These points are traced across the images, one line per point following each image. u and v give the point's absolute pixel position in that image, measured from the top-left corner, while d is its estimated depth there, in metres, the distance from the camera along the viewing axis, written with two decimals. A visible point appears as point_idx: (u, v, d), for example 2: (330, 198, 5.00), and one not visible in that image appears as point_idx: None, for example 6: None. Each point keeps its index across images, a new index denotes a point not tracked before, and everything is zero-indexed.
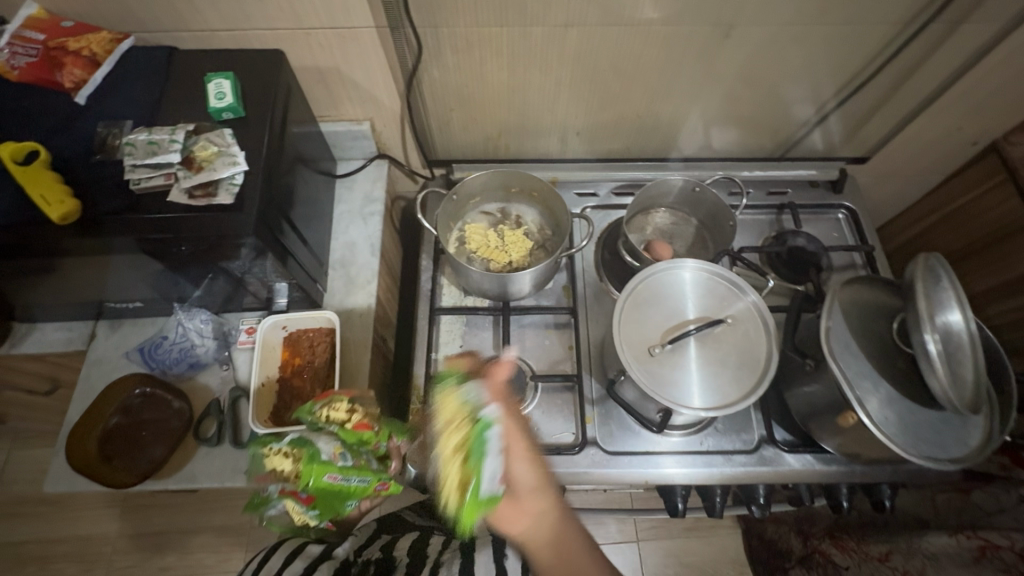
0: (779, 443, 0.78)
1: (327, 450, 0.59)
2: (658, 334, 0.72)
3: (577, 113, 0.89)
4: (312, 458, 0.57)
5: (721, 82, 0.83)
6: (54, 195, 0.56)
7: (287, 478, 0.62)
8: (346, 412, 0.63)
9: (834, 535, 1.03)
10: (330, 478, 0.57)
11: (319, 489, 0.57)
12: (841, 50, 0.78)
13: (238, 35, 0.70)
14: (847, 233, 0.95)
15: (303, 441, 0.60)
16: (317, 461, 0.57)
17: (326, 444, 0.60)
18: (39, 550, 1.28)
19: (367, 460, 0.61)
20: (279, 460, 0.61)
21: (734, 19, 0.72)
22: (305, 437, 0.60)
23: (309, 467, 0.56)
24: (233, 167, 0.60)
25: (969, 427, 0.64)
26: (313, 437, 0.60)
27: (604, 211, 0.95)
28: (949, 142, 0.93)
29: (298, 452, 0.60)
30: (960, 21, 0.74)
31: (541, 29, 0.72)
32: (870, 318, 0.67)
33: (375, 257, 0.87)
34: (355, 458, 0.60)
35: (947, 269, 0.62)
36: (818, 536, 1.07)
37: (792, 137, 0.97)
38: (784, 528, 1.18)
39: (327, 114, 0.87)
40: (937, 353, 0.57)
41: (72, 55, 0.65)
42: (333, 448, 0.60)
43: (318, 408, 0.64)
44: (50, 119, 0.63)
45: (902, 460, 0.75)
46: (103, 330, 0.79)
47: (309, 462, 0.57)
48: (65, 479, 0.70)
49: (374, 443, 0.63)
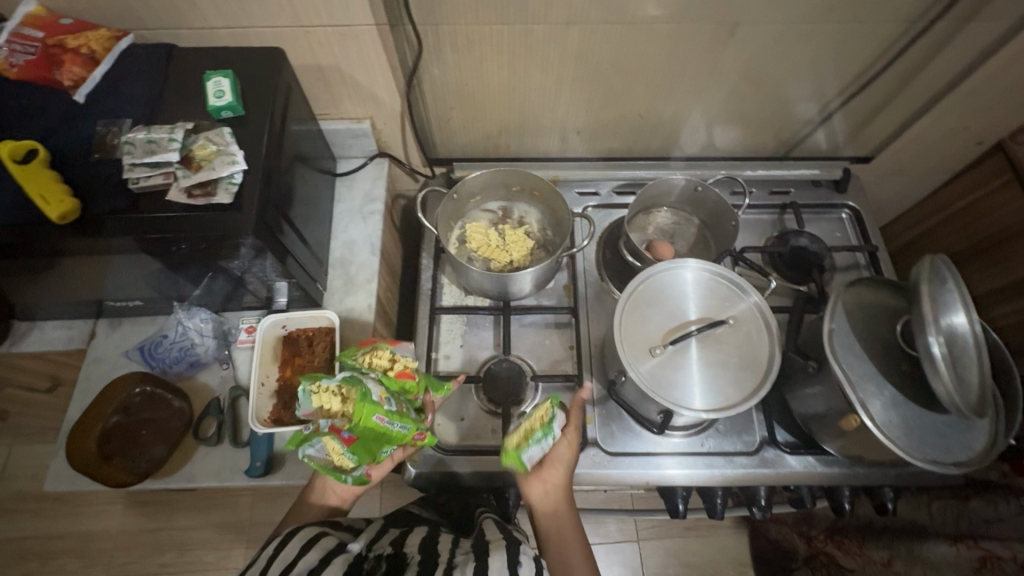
0: (781, 444, 0.77)
1: (376, 392, 0.59)
2: (660, 335, 0.71)
3: (579, 112, 0.88)
4: (363, 397, 0.58)
5: (725, 80, 0.83)
6: (53, 194, 0.56)
7: (334, 415, 0.61)
8: (389, 361, 0.67)
9: (834, 537, 1.09)
10: (378, 419, 0.58)
11: (365, 429, 0.57)
12: (846, 48, 0.78)
13: (238, 32, 0.70)
14: (851, 234, 0.94)
15: (354, 379, 0.60)
16: (368, 402, 0.57)
17: (375, 385, 0.60)
18: (41, 545, 1.28)
19: (408, 407, 0.63)
20: (328, 398, 0.60)
21: (738, 18, 0.71)
22: (355, 375, 0.61)
23: (363, 406, 0.56)
24: (233, 165, 0.60)
25: (974, 430, 0.63)
26: (363, 377, 0.60)
27: (605, 211, 0.94)
28: (955, 141, 0.92)
29: (348, 391, 0.60)
30: (967, 19, 0.73)
31: (543, 26, 0.71)
32: (873, 320, 0.66)
33: (375, 256, 0.87)
34: (397, 404, 0.62)
35: (952, 270, 0.61)
36: (820, 539, 1.12)
37: (796, 136, 0.96)
38: (786, 528, 1.19)
39: (327, 112, 0.86)
40: (941, 357, 0.57)
41: (71, 52, 0.64)
42: (380, 391, 0.60)
43: (363, 355, 0.67)
44: (48, 118, 0.63)
45: (904, 462, 0.74)
46: (102, 329, 0.79)
47: (361, 402, 0.57)
48: (67, 478, 0.70)
49: (412, 394, 0.67)
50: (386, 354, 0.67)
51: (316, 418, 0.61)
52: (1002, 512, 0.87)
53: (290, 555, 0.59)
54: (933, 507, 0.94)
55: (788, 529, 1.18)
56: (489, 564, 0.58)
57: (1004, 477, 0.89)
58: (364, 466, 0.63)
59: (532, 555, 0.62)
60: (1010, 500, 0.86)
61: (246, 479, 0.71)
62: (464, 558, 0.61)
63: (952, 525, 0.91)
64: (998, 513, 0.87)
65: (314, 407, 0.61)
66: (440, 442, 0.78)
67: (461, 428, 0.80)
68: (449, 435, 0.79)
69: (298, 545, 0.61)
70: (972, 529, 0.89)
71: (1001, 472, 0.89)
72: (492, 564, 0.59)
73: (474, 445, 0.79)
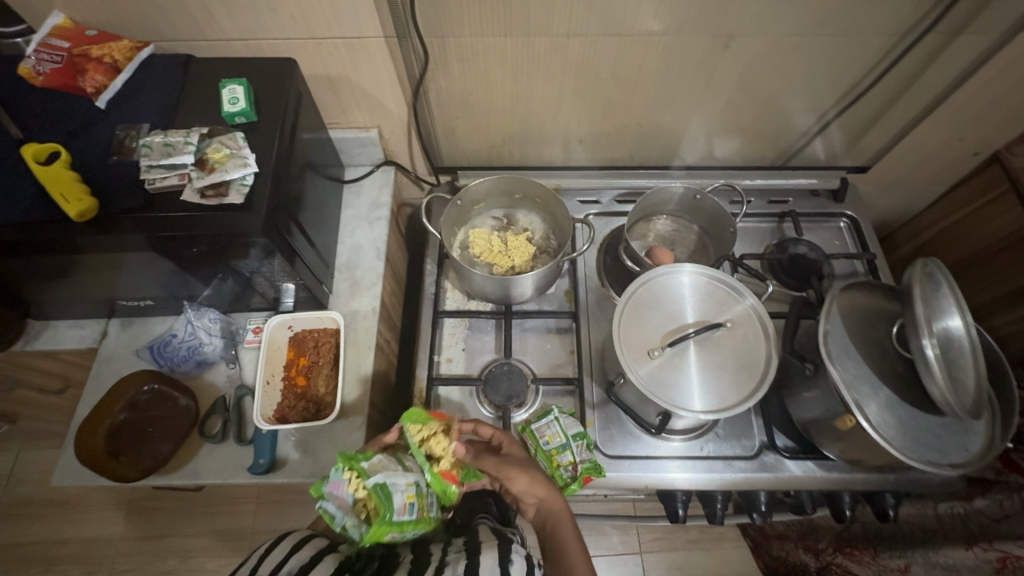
0: (780, 449, 0.77)
1: (399, 504, 0.58)
2: (658, 337, 0.72)
3: (580, 122, 0.91)
4: (384, 517, 0.56)
5: (721, 92, 0.85)
6: (73, 193, 0.58)
7: (356, 503, 0.59)
8: (443, 454, 0.65)
9: (843, 550, 1.03)
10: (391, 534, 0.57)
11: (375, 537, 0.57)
12: (837, 61, 0.80)
13: (253, 44, 0.74)
14: (849, 242, 0.96)
15: (384, 490, 0.58)
16: (387, 522, 0.56)
17: (401, 496, 0.59)
18: (46, 551, 1.29)
19: (427, 505, 0.62)
20: (360, 490, 0.59)
21: (732, 30, 0.74)
22: (386, 487, 0.59)
23: (379, 526, 0.55)
24: (244, 168, 0.63)
25: (971, 433, 0.63)
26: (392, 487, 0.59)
27: (606, 219, 0.96)
28: (950, 151, 0.94)
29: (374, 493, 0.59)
30: (956, 32, 0.75)
31: (544, 38, 0.74)
32: (868, 323, 0.67)
33: (381, 260, 0.89)
34: (417, 509, 0.60)
35: (945, 275, 0.62)
36: (828, 551, 1.07)
37: (793, 147, 0.98)
38: (790, 543, 1.17)
39: (336, 121, 0.89)
40: (935, 358, 0.57)
41: (94, 61, 0.68)
42: (404, 497, 0.59)
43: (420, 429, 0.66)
44: (72, 123, 0.66)
45: (905, 469, 0.74)
46: (114, 327, 0.81)
47: (380, 521, 0.56)
48: (72, 473, 0.71)
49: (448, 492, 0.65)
50: (443, 442, 0.65)
51: (339, 497, 0.59)
52: (1010, 508, 0.79)
53: (279, 554, 0.59)
54: (939, 510, 0.87)
55: (792, 544, 1.16)
56: (480, 562, 0.58)
57: (998, 475, 0.82)
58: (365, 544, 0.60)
59: (524, 554, 0.61)
60: (1012, 494, 0.79)
61: (249, 476, 0.72)
62: (456, 555, 0.61)
63: (962, 527, 0.84)
64: (1005, 509, 0.79)
65: (344, 493, 0.59)
66: None
67: None
68: None
69: (288, 545, 0.61)
70: (981, 529, 0.81)
71: (994, 468, 0.82)
72: (482, 561, 0.58)
73: None
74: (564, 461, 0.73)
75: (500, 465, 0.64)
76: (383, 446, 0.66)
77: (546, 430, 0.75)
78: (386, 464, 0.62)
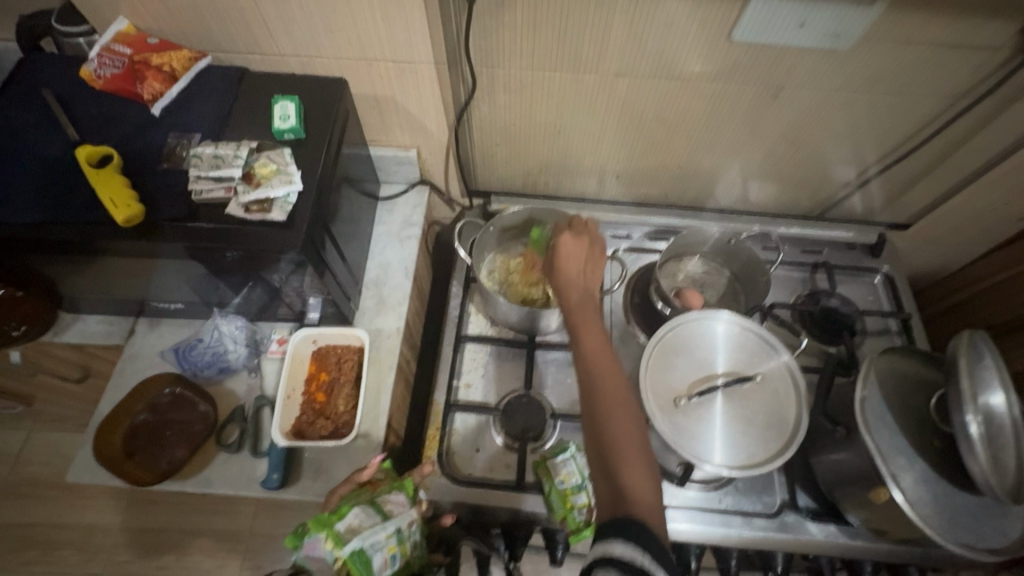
0: (802, 510, 0.75)
1: (379, 563, 0.62)
2: (684, 385, 0.71)
3: (618, 158, 0.90)
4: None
5: (764, 140, 0.84)
6: (122, 199, 0.59)
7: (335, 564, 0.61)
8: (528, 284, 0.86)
9: None
10: None
11: None
12: (885, 119, 0.79)
13: (306, 61, 0.75)
14: (883, 298, 0.94)
15: (362, 558, 0.60)
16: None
17: (382, 552, 0.62)
18: (46, 535, 1.29)
19: (410, 539, 0.66)
20: (336, 556, 0.60)
21: (782, 81, 0.73)
22: (364, 553, 0.60)
23: None
24: (289, 186, 0.63)
25: (1010, 517, 0.61)
26: (370, 554, 0.61)
27: (636, 254, 0.94)
28: (992, 217, 0.92)
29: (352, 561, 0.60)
30: (1011, 101, 0.73)
31: (593, 75, 0.74)
32: (907, 391, 0.65)
33: (408, 279, 0.89)
34: (398, 556, 0.64)
35: (990, 348, 0.60)
36: None
37: (832, 198, 0.97)
38: None
39: (377, 138, 0.90)
40: (977, 436, 0.55)
41: (154, 69, 0.70)
42: (383, 555, 0.62)
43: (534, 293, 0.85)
44: (126, 127, 0.67)
45: (933, 545, 0.71)
46: (142, 327, 0.82)
47: None
48: (88, 471, 0.71)
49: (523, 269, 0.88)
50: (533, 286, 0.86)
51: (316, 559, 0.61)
52: None
53: None
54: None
55: None
56: None
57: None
58: None
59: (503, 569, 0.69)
60: None
61: (260, 490, 0.72)
62: None
63: None
64: None
65: (322, 554, 0.60)
66: (454, 470, 0.78)
67: (476, 459, 0.80)
68: (463, 466, 0.79)
69: None
70: None
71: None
72: None
73: (486, 478, 0.78)
74: (578, 502, 0.71)
75: (575, 245, 0.68)
76: (361, 483, 0.69)
77: (561, 469, 0.72)
78: (364, 519, 0.63)
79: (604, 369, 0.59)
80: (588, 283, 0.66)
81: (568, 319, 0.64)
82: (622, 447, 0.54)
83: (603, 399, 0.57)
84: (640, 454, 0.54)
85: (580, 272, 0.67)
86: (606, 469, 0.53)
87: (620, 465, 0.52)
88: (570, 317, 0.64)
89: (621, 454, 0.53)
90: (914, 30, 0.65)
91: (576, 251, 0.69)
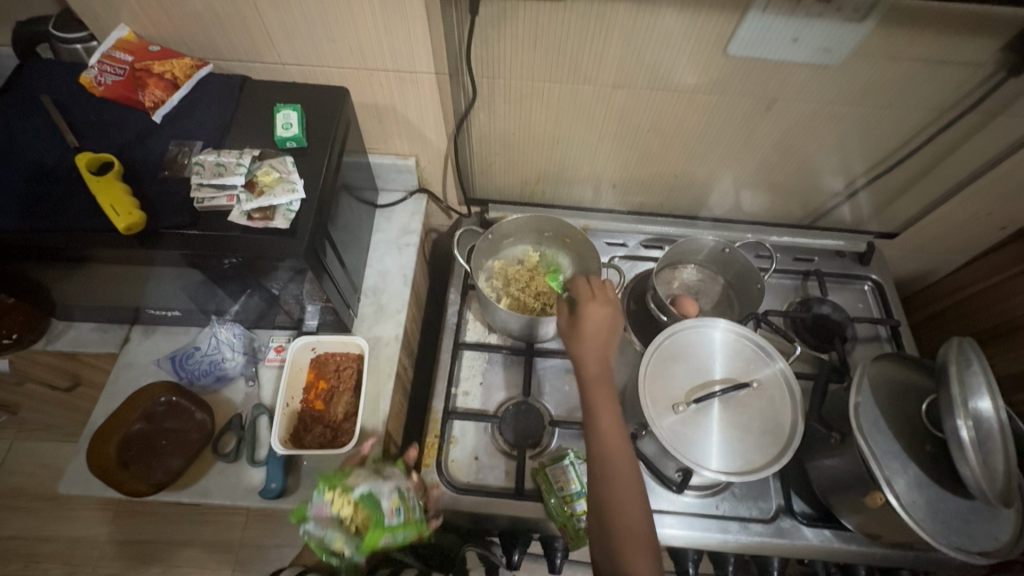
0: (798, 515, 0.76)
1: (388, 511, 0.61)
2: (683, 392, 0.72)
3: (613, 168, 0.92)
4: (378, 523, 0.59)
5: (758, 152, 0.86)
6: (123, 207, 0.59)
7: (345, 521, 0.60)
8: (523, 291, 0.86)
9: None
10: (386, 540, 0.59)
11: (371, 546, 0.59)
12: (872, 132, 0.81)
13: (307, 70, 0.75)
14: (873, 306, 0.96)
15: (372, 498, 0.60)
16: (382, 527, 0.59)
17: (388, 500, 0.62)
18: (27, 547, 1.25)
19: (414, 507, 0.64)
20: (346, 506, 0.60)
21: (776, 94, 0.75)
22: (372, 493, 0.61)
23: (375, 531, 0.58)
24: (292, 194, 0.63)
25: (1000, 520, 0.62)
26: (379, 495, 0.61)
27: (632, 261, 0.96)
28: (976, 226, 0.95)
29: (361, 504, 0.60)
30: (994, 114, 0.75)
31: (591, 87, 0.75)
32: (898, 397, 0.66)
33: (407, 287, 0.89)
34: (406, 513, 0.62)
35: (978, 354, 0.61)
36: None
37: (822, 208, 0.99)
38: None
39: (376, 147, 0.91)
40: (968, 441, 0.57)
41: (156, 77, 0.70)
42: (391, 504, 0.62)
43: (526, 300, 0.85)
44: (126, 134, 0.67)
45: (925, 549, 0.72)
46: (137, 334, 0.81)
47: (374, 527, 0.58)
48: (81, 480, 0.70)
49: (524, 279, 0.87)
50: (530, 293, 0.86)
51: (325, 519, 0.60)
52: None
53: None
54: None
55: None
56: None
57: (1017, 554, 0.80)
58: (361, 555, 0.61)
59: None
60: None
61: (259, 500, 0.71)
62: None
63: None
64: None
65: (331, 511, 0.60)
66: (452, 478, 0.78)
67: (474, 467, 0.79)
68: (462, 474, 0.79)
69: None
70: None
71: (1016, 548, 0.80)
72: None
73: (485, 486, 0.78)
74: (578, 509, 0.71)
75: (594, 316, 0.68)
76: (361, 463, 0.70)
77: (562, 475, 0.73)
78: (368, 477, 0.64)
79: (613, 443, 0.60)
80: (606, 361, 0.66)
81: (584, 394, 0.64)
82: (629, 545, 0.55)
83: (612, 478, 0.58)
84: (649, 556, 0.54)
85: (600, 343, 0.66)
86: (612, 555, 0.55)
87: (629, 571, 0.53)
88: (585, 390, 0.64)
89: (626, 538, 0.55)
90: (902, 47, 0.67)
91: (598, 323, 0.68)
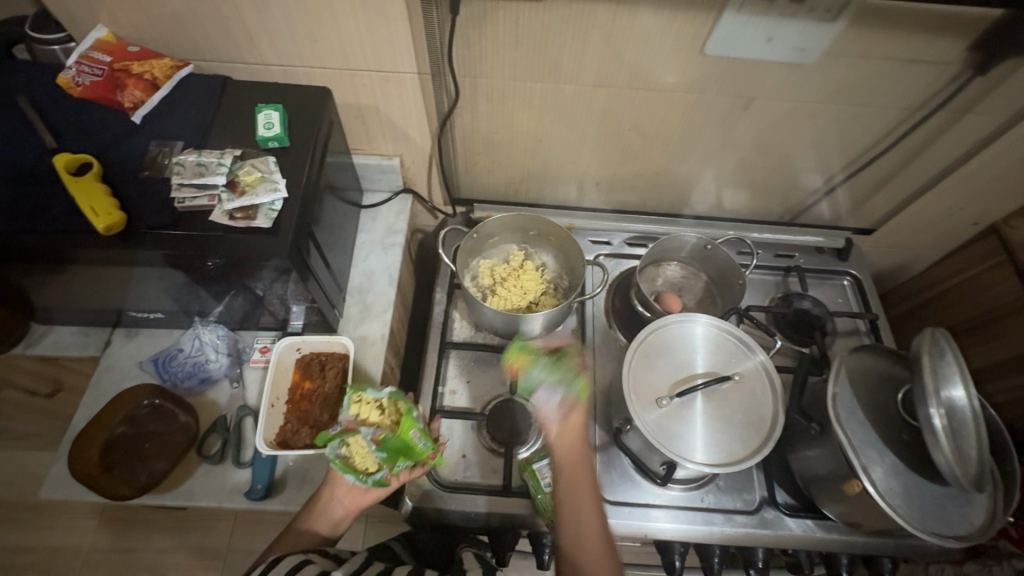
0: (781, 505, 0.77)
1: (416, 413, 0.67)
2: (666, 386, 0.73)
3: (596, 167, 0.93)
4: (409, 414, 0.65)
5: (737, 150, 0.88)
6: (103, 207, 0.59)
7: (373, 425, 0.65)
8: (508, 287, 0.86)
9: None
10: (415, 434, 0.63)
11: (401, 440, 0.63)
12: (847, 129, 0.83)
13: (289, 70, 0.75)
14: (852, 300, 0.98)
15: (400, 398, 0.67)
16: (413, 418, 0.64)
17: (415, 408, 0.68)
18: (6, 559, 1.23)
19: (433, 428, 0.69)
20: (375, 408, 0.66)
21: (754, 92, 0.77)
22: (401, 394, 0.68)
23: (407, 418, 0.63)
24: (274, 193, 0.63)
25: (974, 505, 0.64)
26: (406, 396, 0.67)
27: (616, 260, 0.97)
28: (950, 221, 0.97)
29: (390, 404, 0.66)
30: (964, 112, 0.77)
31: (573, 86, 0.76)
32: (875, 387, 0.68)
33: (392, 286, 0.89)
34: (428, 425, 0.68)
35: (951, 345, 0.63)
36: None
37: (801, 205, 1.01)
38: None
39: (360, 147, 0.91)
40: (941, 428, 0.58)
41: (135, 77, 0.70)
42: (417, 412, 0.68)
43: (512, 296, 0.85)
44: (105, 135, 0.67)
45: (903, 536, 0.73)
46: (119, 337, 0.81)
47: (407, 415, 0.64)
48: (62, 486, 0.70)
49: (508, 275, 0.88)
50: (515, 289, 0.86)
51: (353, 426, 0.65)
52: None
53: None
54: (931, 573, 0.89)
55: None
56: None
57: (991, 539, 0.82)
58: (386, 467, 0.64)
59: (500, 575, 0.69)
60: None
61: (245, 501, 0.71)
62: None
63: None
64: None
65: (359, 416, 0.65)
66: (440, 477, 0.78)
67: (462, 465, 0.80)
68: (449, 472, 0.79)
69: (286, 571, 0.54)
70: None
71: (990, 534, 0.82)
72: None
73: (473, 483, 0.78)
74: None
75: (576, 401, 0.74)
76: None
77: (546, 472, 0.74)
78: None
79: (584, 519, 0.64)
80: (583, 447, 0.72)
81: (560, 475, 0.69)
82: None
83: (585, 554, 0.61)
84: None
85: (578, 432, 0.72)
86: None
87: None
88: (560, 470, 0.69)
89: None
90: (873, 46, 0.69)
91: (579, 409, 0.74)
